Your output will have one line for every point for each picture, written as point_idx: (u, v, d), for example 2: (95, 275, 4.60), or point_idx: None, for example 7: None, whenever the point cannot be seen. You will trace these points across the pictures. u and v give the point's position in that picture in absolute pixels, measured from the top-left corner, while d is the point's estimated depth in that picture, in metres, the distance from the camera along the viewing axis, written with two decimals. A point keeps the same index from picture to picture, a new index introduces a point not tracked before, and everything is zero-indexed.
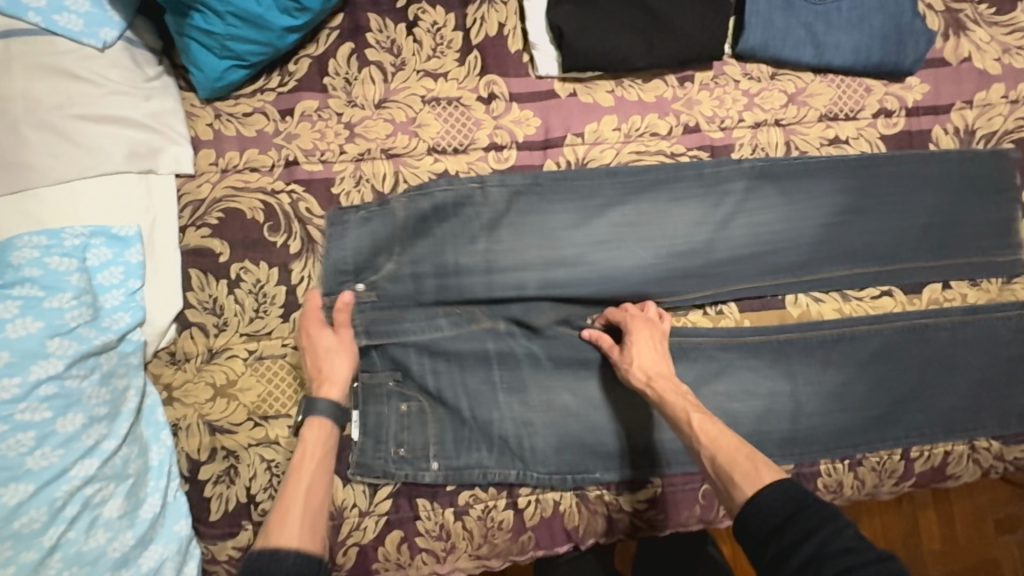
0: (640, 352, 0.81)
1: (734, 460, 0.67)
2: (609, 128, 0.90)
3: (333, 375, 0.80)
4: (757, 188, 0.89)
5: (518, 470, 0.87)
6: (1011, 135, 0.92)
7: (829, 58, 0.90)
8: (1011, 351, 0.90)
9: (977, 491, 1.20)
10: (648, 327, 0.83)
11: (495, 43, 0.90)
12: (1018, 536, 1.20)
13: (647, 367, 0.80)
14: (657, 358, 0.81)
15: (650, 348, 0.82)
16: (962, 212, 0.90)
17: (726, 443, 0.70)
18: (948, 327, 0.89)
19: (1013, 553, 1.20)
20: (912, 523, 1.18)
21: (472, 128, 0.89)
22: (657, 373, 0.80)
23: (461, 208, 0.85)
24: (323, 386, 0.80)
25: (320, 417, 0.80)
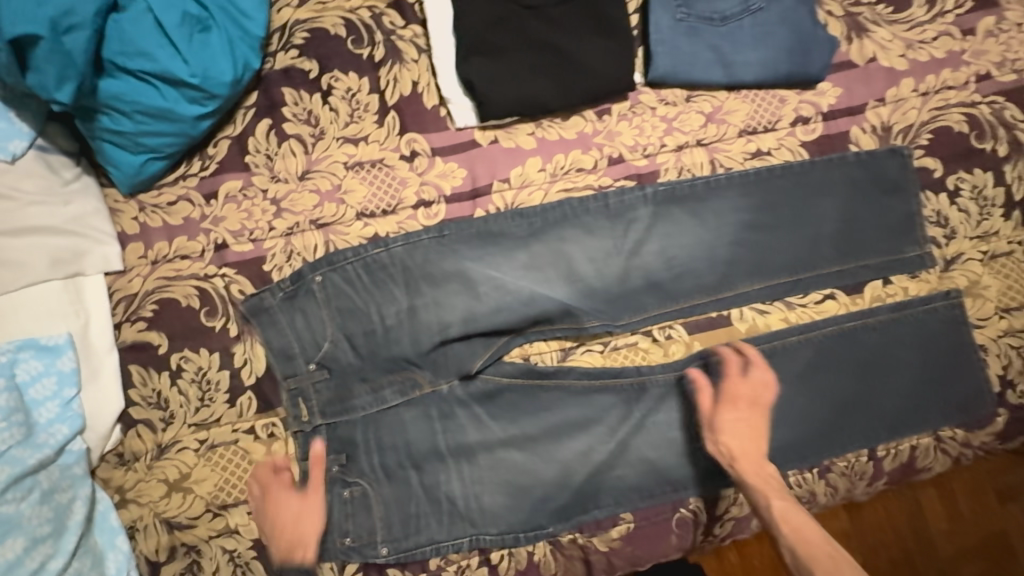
0: (729, 431, 0.82)
1: (814, 552, 0.70)
2: (534, 170, 0.91)
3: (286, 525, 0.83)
4: (678, 211, 0.91)
5: (470, 537, 0.86)
6: (927, 126, 0.94)
7: (740, 76, 0.91)
8: (954, 340, 0.90)
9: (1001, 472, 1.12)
10: (745, 412, 0.83)
11: (411, 101, 0.90)
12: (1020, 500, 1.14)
13: (733, 448, 0.81)
14: (739, 440, 0.81)
15: (734, 426, 0.82)
16: (878, 210, 0.91)
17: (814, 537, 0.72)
18: (886, 324, 0.90)
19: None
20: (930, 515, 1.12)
21: (397, 188, 0.89)
22: (744, 460, 0.80)
23: (373, 274, 0.86)
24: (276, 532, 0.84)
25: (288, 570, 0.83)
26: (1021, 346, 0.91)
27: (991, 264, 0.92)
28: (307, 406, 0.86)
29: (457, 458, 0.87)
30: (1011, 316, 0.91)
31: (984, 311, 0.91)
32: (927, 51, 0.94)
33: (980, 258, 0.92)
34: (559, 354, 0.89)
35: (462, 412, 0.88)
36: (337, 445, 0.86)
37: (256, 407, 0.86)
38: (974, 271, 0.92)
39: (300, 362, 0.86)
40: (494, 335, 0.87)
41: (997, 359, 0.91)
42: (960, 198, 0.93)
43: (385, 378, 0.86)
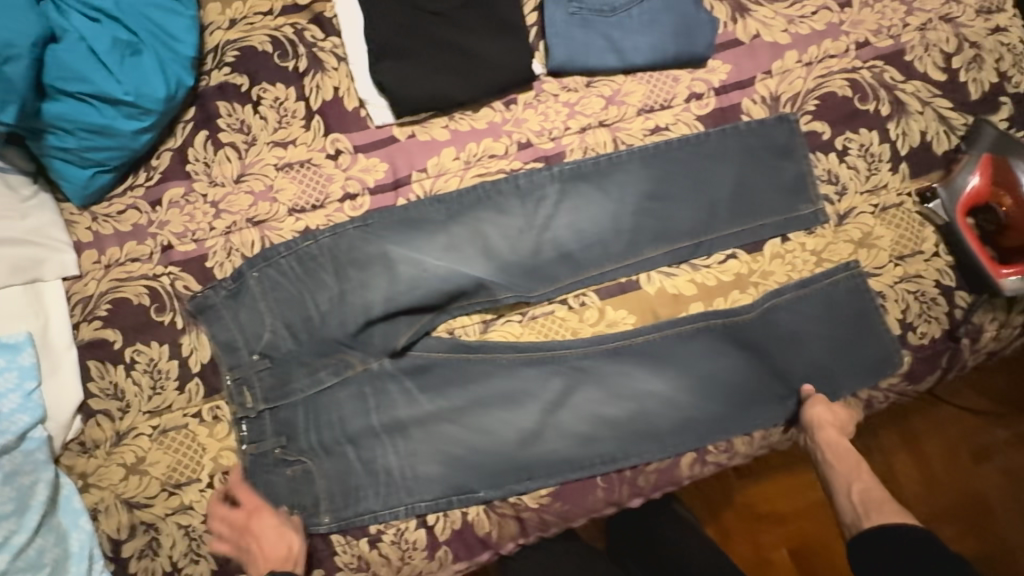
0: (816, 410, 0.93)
1: (876, 507, 0.84)
2: (449, 159, 0.99)
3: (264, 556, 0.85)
4: (584, 187, 0.98)
5: (404, 506, 0.92)
6: (814, 93, 1.01)
7: (632, 60, 0.99)
8: (860, 306, 0.96)
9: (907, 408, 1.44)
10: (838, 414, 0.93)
11: (332, 105, 0.99)
12: (994, 461, 1.42)
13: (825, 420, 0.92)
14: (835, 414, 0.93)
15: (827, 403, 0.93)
16: (771, 173, 0.98)
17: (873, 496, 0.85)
18: (797, 298, 0.96)
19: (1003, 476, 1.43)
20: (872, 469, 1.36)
21: (324, 184, 0.98)
22: (828, 440, 0.91)
23: (305, 265, 0.94)
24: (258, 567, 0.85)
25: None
26: (917, 290, 0.97)
27: (882, 215, 0.98)
28: (251, 393, 0.93)
29: (394, 430, 0.94)
30: (906, 263, 0.97)
31: (878, 260, 0.97)
32: (808, 24, 1.02)
33: (872, 210, 0.98)
34: (480, 327, 0.96)
35: (394, 389, 0.94)
36: (278, 426, 0.93)
37: (203, 393, 0.94)
38: (867, 223, 0.98)
39: (244, 353, 0.93)
40: (417, 314, 0.93)
41: (896, 304, 0.97)
42: (849, 156, 0.99)
43: (319, 361, 0.92)
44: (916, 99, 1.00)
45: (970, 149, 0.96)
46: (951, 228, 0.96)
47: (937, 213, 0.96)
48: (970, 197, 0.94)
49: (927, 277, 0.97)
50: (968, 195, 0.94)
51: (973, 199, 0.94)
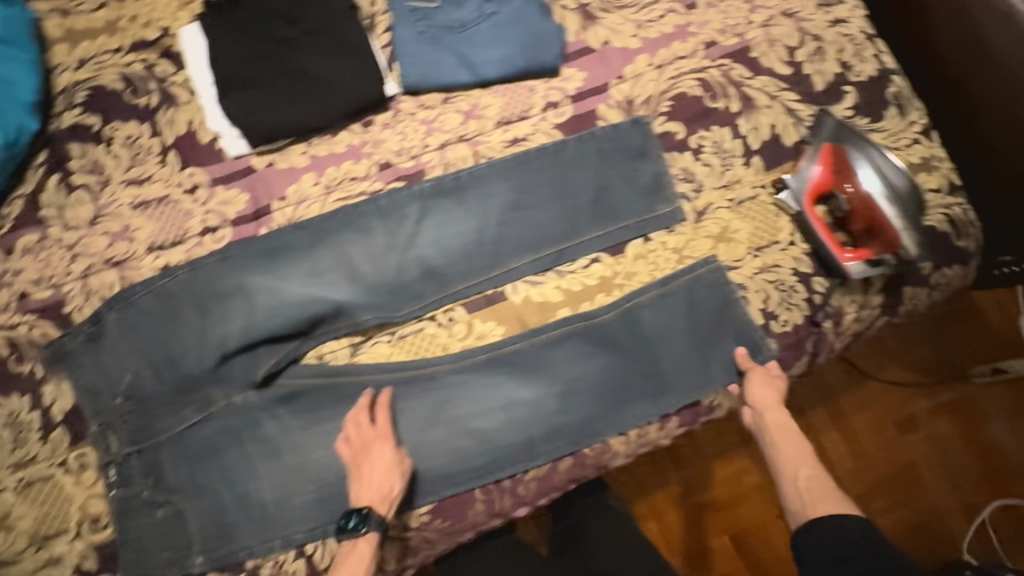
0: (762, 393, 0.95)
1: (822, 497, 0.82)
2: (309, 186, 0.99)
3: (380, 489, 0.87)
4: (446, 203, 0.99)
5: (280, 538, 0.92)
6: (666, 95, 1.03)
7: (484, 74, 1.00)
8: (722, 300, 0.98)
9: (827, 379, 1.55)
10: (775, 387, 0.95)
11: (187, 140, 0.99)
12: (919, 433, 1.53)
13: (769, 404, 0.94)
14: (776, 397, 0.94)
15: (768, 384, 0.95)
16: (628, 175, 1.01)
17: (816, 485, 0.84)
18: (663, 297, 0.98)
19: (922, 448, 1.53)
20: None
21: (183, 219, 0.97)
22: (777, 426, 0.92)
23: (165, 302, 0.93)
24: (377, 501, 0.86)
25: (371, 533, 0.85)
26: (777, 280, 0.99)
27: (738, 209, 1.01)
28: (117, 437, 0.91)
29: (269, 462, 0.94)
30: (764, 254, 1.00)
31: (737, 253, 0.99)
32: (656, 28, 1.04)
33: (728, 205, 1.01)
34: (349, 350, 0.96)
35: (265, 420, 0.94)
36: (147, 468, 0.92)
37: (69, 441, 0.92)
38: (724, 218, 1.00)
39: (106, 397, 0.92)
40: (280, 342, 0.93)
41: (757, 295, 0.99)
42: (703, 154, 1.02)
43: (181, 401, 0.92)
44: (764, 93, 1.03)
45: (812, 140, 1.00)
46: (802, 218, 0.99)
47: (790, 205, 1.00)
48: (813, 188, 0.98)
49: (784, 266, 0.99)
50: (812, 186, 0.98)
51: (817, 190, 0.98)
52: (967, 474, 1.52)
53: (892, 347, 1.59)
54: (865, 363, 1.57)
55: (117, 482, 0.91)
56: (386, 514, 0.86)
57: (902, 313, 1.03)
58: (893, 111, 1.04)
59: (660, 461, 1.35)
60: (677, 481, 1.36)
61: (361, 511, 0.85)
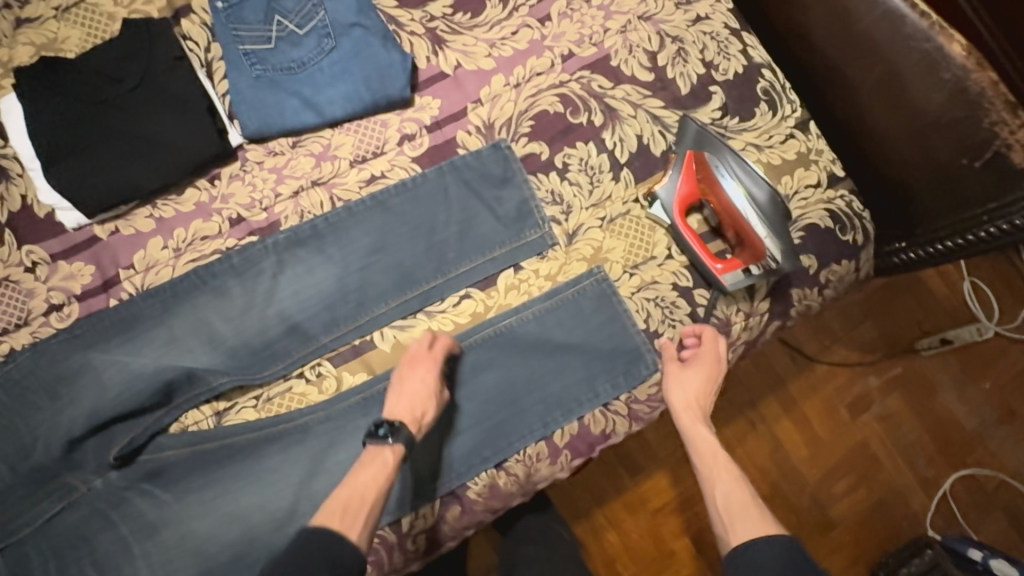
0: (688, 386, 0.89)
1: (743, 514, 0.76)
2: (157, 251, 0.94)
3: (413, 411, 0.84)
4: (302, 252, 0.94)
5: None
6: (527, 114, 0.99)
7: (330, 114, 0.95)
8: (608, 315, 0.94)
9: (768, 366, 1.40)
10: (699, 367, 0.90)
11: (22, 215, 0.93)
12: (873, 411, 1.41)
13: (695, 403, 0.88)
14: (700, 395, 0.88)
15: (700, 378, 0.89)
16: (492, 203, 0.96)
17: (737, 500, 0.78)
18: (537, 317, 0.94)
19: (873, 426, 1.41)
20: (732, 437, 1.37)
21: (25, 299, 0.92)
22: (699, 424, 0.87)
23: (8, 390, 0.88)
24: (404, 417, 0.83)
25: (399, 446, 0.81)
26: (656, 297, 0.95)
27: (610, 227, 0.96)
28: None
29: (139, 546, 0.88)
30: (641, 271, 0.95)
31: (613, 273, 0.95)
32: (510, 45, 0.99)
33: (599, 224, 0.96)
34: (213, 420, 0.91)
35: (134, 499, 0.88)
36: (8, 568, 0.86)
37: None
38: (596, 238, 0.96)
39: None
40: (135, 418, 0.89)
41: (638, 314, 0.95)
42: (570, 173, 0.97)
43: (39, 490, 0.87)
44: (627, 103, 0.98)
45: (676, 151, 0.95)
46: (676, 231, 0.95)
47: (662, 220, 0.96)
48: (682, 201, 0.94)
49: (662, 282, 0.95)
50: (681, 199, 0.94)
51: (686, 203, 0.94)
52: (921, 446, 1.40)
53: (836, 326, 1.43)
54: (809, 347, 1.41)
55: None
56: (415, 435, 0.84)
57: (795, 317, 0.99)
58: (763, 107, 1.00)
59: (610, 467, 1.30)
60: (634, 487, 1.30)
61: (393, 423, 0.82)
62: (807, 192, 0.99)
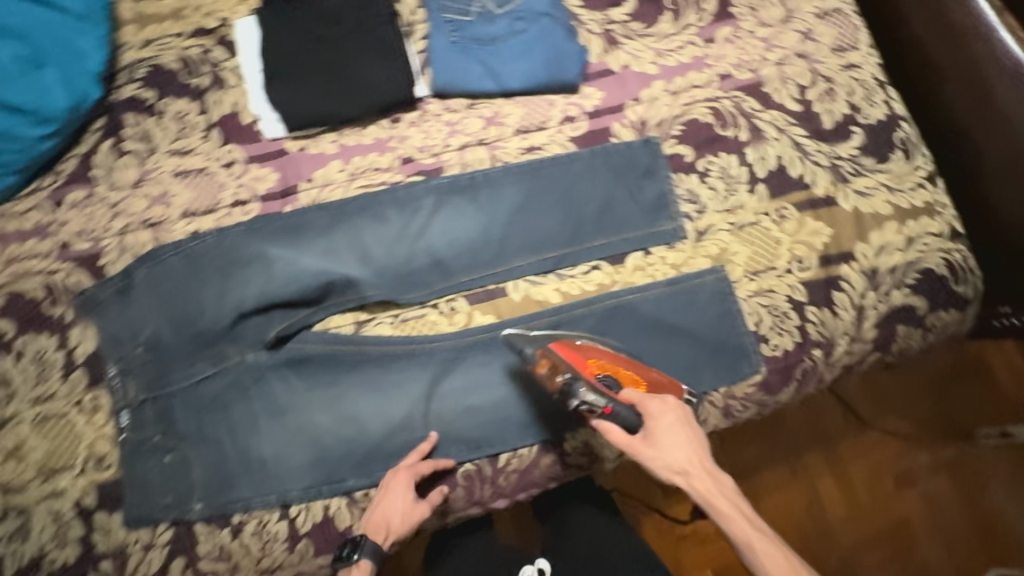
0: (672, 458, 0.86)
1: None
2: (334, 171, 1.06)
3: (386, 523, 0.90)
4: (458, 200, 1.05)
5: (278, 494, 0.95)
6: (678, 119, 1.08)
7: (508, 85, 1.07)
8: (722, 310, 1.02)
9: (819, 421, 1.43)
10: (665, 419, 0.88)
11: (231, 119, 1.07)
12: (917, 489, 1.42)
13: (688, 465, 0.86)
14: (684, 454, 0.86)
15: (677, 435, 0.87)
16: (634, 191, 1.06)
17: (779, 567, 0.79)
18: (657, 298, 1.02)
19: (917, 505, 1.41)
20: (772, 479, 1.40)
21: (216, 190, 1.05)
22: (705, 475, 0.85)
23: (190, 262, 1.00)
24: (374, 529, 0.90)
25: (367, 561, 0.87)
26: (770, 304, 1.02)
27: (738, 233, 1.04)
28: (134, 383, 0.97)
29: (267, 424, 0.97)
30: (759, 278, 1.02)
31: (734, 275, 1.03)
32: (675, 57, 1.10)
33: (728, 228, 1.04)
34: (354, 326, 1.01)
35: (271, 380, 0.98)
36: (157, 415, 0.96)
37: (86, 383, 0.99)
38: (724, 240, 1.04)
39: (128, 346, 0.98)
40: (291, 308, 0.98)
41: (751, 316, 1.02)
42: (709, 177, 1.06)
43: (197, 353, 0.97)
44: (773, 126, 1.07)
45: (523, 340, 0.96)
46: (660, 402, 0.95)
47: (574, 390, 0.87)
48: (581, 368, 0.89)
49: (779, 291, 1.02)
50: (581, 366, 0.89)
51: (585, 371, 0.89)
52: (960, 536, 1.40)
53: (894, 398, 1.46)
54: (865, 410, 1.44)
55: (129, 426, 0.96)
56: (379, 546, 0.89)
57: (894, 352, 1.04)
58: (898, 154, 1.07)
59: (645, 483, 1.31)
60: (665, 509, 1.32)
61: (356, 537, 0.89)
62: (927, 239, 1.05)
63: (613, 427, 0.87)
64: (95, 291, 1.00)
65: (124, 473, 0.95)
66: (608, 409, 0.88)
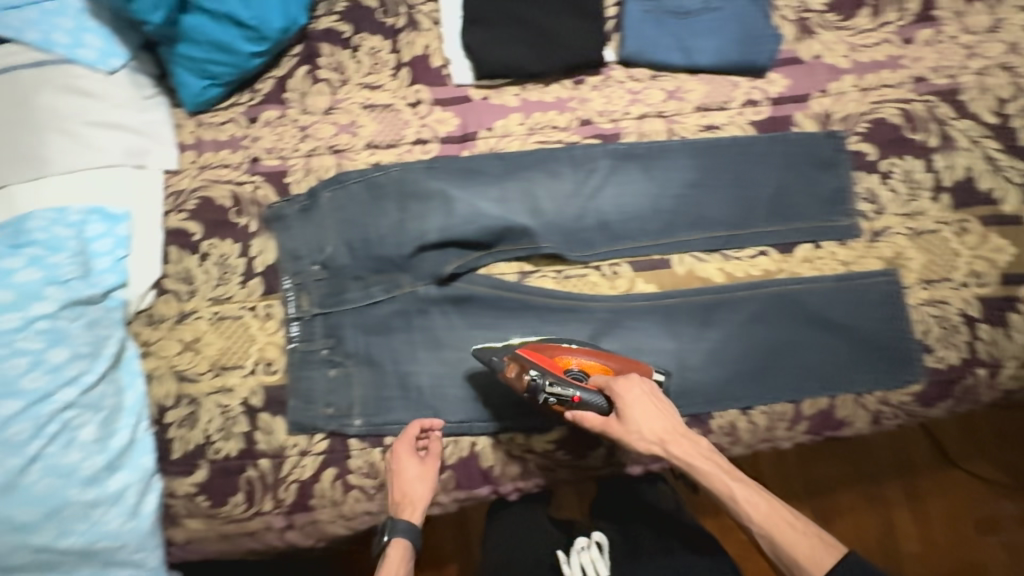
0: (648, 428, 0.90)
1: (782, 533, 0.82)
2: (515, 124, 1.08)
3: (411, 497, 0.93)
4: (632, 167, 1.06)
5: (431, 423, 0.99)
6: (865, 117, 1.06)
7: (697, 60, 1.07)
8: (890, 313, 1.00)
9: (903, 450, 1.39)
10: (630, 391, 0.92)
11: (421, 60, 1.10)
12: (999, 536, 1.35)
13: (663, 434, 0.90)
14: (656, 423, 0.90)
15: (645, 411, 0.90)
16: (812, 182, 1.04)
17: (775, 516, 0.84)
18: (825, 291, 1.01)
19: (997, 553, 1.34)
20: (844, 500, 1.37)
21: (401, 127, 1.08)
22: (675, 438, 0.90)
23: (371, 191, 1.03)
24: (402, 506, 0.92)
25: (401, 537, 0.90)
26: (941, 315, 1.00)
27: (916, 239, 1.02)
28: (307, 298, 1.02)
29: (426, 356, 1.01)
30: (933, 287, 1.00)
31: (907, 280, 1.01)
32: (870, 53, 1.08)
33: (906, 233, 1.02)
34: (518, 276, 1.03)
35: (435, 315, 1.02)
36: (328, 330, 1.01)
37: (263, 291, 1.04)
38: (900, 244, 1.02)
39: (306, 262, 1.03)
40: (465, 249, 1.01)
41: (918, 324, 1.00)
42: (891, 180, 1.04)
43: (373, 277, 1.01)
44: (965, 136, 1.04)
45: (490, 349, 0.95)
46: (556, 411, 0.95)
47: (541, 387, 0.89)
48: (552, 368, 0.91)
49: (952, 304, 1.00)
50: (548, 366, 0.91)
51: (551, 369, 0.91)
52: None
53: (988, 442, 1.39)
54: (951, 447, 1.39)
55: (300, 337, 1.01)
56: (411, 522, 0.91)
57: None
58: None
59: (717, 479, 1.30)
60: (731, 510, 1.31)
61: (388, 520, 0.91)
62: None
63: (588, 415, 0.90)
64: (280, 206, 1.05)
65: (289, 381, 1.00)
66: (577, 399, 0.90)
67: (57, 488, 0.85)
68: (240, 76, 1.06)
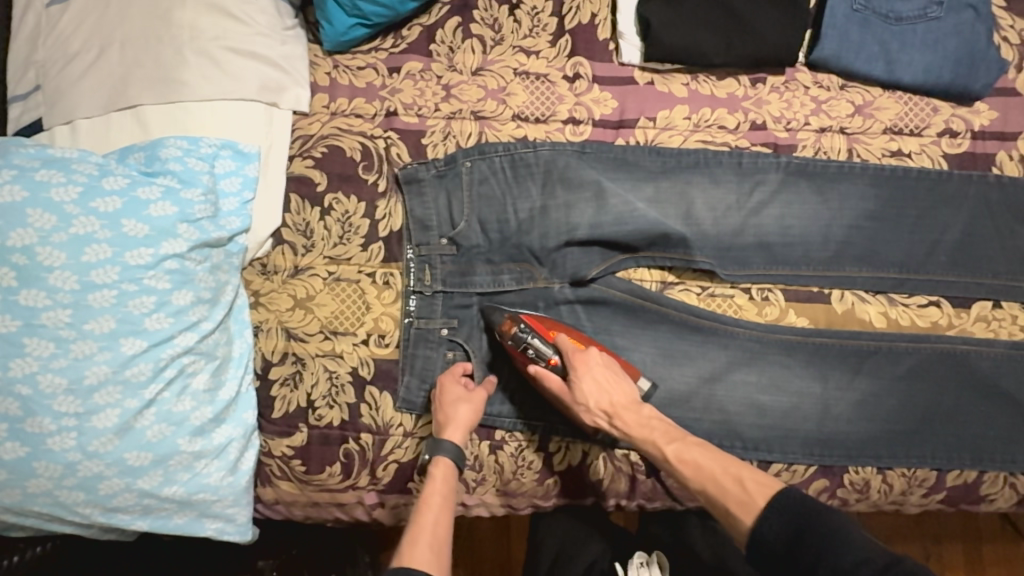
0: (595, 397, 0.83)
1: (720, 488, 0.76)
2: (679, 117, 0.98)
3: (455, 421, 0.86)
4: (803, 186, 0.95)
5: (545, 425, 0.94)
6: None
7: (900, 76, 0.95)
8: None
9: None
10: (588, 359, 0.85)
11: (586, 30, 1.00)
12: None
13: (609, 405, 0.83)
14: (605, 393, 0.84)
15: (600, 383, 0.84)
16: (1006, 234, 0.93)
17: (707, 468, 0.78)
18: (999, 358, 0.91)
19: None
20: None
21: (554, 102, 0.98)
22: (626, 408, 0.84)
23: (516, 169, 0.95)
24: (447, 428, 0.86)
25: (446, 457, 0.84)
26: None
27: None
28: (431, 273, 0.95)
29: None
30: None
31: None
32: None
33: None
34: (658, 286, 0.95)
35: (564, 314, 0.95)
36: (450, 311, 0.95)
37: (383, 257, 0.96)
38: None
39: (434, 235, 0.95)
40: (610, 250, 0.93)
41: None
42: None
43: (506, 264, 0.94)
44: None
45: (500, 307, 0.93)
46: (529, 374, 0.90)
47: (526, 340, 0.86)
48: (541, 330, 0.88)
49: None
50: (542, 330, 0.88)
51: (544, 333, 0.88)
52: None
53: None
54: None
55: (419, 313, 0.95)
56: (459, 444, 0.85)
57: None
58: None
59: None
60: None
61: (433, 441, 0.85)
62: None
63: (551, 375, 0.85)
64: (415, 167, 0.96)
65: (401, 357, 0.94)
66: (554, 361, 0.86)
67: (167, 436, 0.81)
68: (389, 19, 0.97)
